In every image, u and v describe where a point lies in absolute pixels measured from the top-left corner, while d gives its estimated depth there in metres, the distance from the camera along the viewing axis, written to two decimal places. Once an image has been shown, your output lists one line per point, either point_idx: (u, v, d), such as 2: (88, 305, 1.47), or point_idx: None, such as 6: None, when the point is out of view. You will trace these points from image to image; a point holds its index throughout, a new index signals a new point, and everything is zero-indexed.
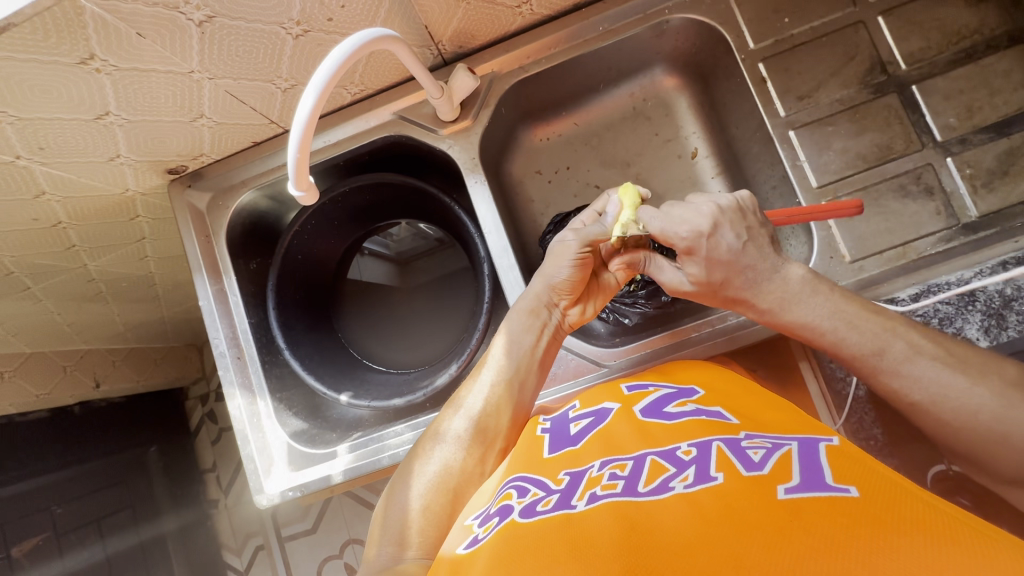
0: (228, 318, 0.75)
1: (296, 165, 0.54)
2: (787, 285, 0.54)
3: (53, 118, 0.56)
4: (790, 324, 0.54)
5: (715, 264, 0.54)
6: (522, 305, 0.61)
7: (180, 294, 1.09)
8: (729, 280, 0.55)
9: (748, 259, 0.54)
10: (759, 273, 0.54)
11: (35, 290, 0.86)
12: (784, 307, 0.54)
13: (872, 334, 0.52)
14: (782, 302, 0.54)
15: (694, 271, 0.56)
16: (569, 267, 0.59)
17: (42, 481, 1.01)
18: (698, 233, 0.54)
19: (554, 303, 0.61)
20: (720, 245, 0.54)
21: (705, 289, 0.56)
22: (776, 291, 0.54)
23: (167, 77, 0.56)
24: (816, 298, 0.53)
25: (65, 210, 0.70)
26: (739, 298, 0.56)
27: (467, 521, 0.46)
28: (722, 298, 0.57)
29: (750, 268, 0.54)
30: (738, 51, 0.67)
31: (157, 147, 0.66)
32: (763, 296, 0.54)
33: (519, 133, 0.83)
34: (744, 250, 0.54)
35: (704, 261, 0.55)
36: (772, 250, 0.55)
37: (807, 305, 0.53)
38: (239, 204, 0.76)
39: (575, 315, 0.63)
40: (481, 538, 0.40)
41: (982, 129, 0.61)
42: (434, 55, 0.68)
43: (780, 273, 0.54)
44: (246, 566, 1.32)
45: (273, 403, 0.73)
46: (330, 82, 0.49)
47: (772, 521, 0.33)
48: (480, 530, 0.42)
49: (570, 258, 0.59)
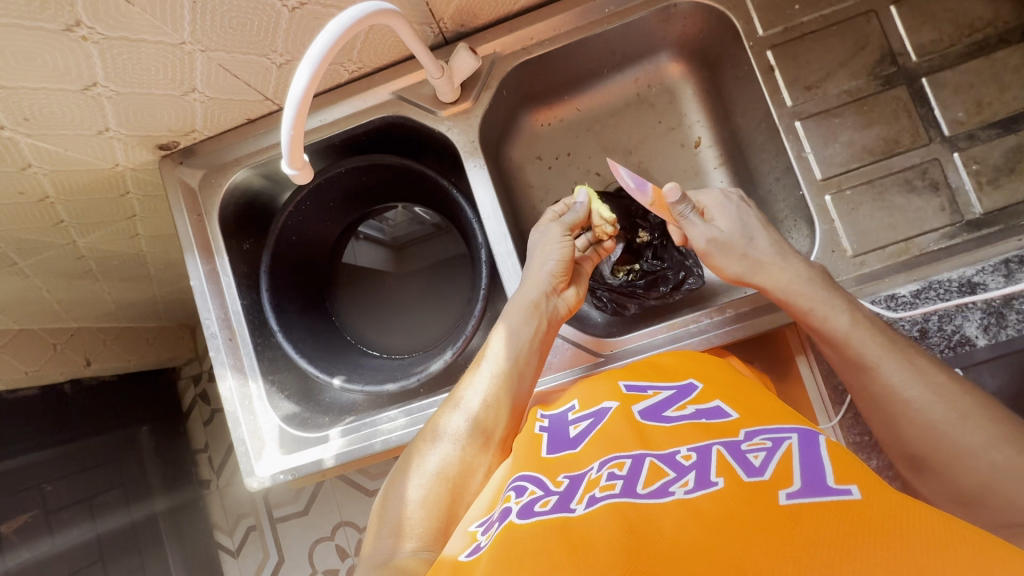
0: (220, 298, 0.73)
1: (290, 143, 0.53)
2: (807, 269, 0.56)
3: (38, 88, 0.54)
4: (805, 307, 0.55)
5: (740, 222, 0.59)
6: (524, 298, 0.61)
7: (172, 273, 1.08)
8: (752, 243, 0.58)
9: (766, 232, 0.59)
10: (780, 245, 0.58)
11: (22, 266, 0.84)
12: (785, 282, 0.56)
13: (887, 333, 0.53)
14: (798, 278, 0.56)
15: (727, 224, 0.59)
16: (560, 249, 0.62)
17: (31, 459, 1.00)
18: (729, 196, 0.61)
19: (552, 289, 0.62)
20: (744, 212, 0.60)
21: (729, 245, 0.58)
22: (780, 267, 0.57)
23: (157, 48, 0.55)
24: (816, 284, 0.55)
25: (53, 184, 0.68)
26: (761, 261, 0.57)
27: (468, 526, 0.45)
28: (743, 262, 0.58)
29: (770, 239, 0.58)
30: (746, 38, 0.66)
31: (147, 121, 0.64)
32: (771, 268, 0.57)
33: (520, 118, 0.81)
34: (762, 225, 0.59)
35: (733, 215, 0.60)
36: (773, 238, 0.58)
37: (804, 291, 0.55)
38: (233, 181, 0.74)
39: (570, 297, 0.64)
40: (482, 545, 0.40)
41: (991, 124, 0.60)
42: (434, 33, 0.66)
43: (784, 254, 0.57)
44: (237, 547, 1.32)
45: (266, 385, 0.72)
46: (325, 58, 0.48)
47: (774, 526, 0.32)
48: (481, 536, 0.41)
49: (559, 240, 0.62)
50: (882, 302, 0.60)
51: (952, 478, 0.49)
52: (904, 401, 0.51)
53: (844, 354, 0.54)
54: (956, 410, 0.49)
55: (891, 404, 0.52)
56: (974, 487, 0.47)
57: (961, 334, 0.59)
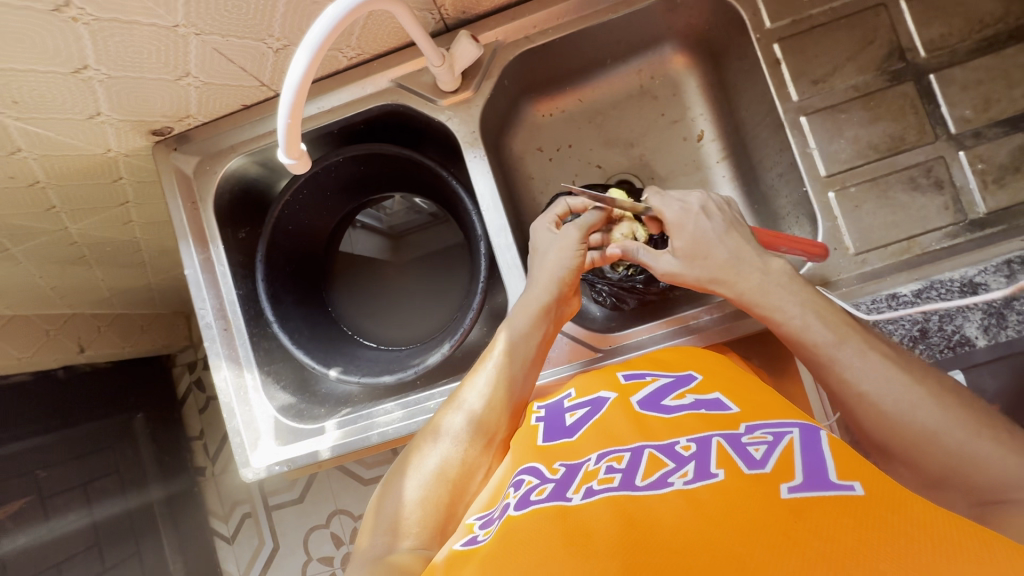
0: (215, 288, 0.72)
1: (286, 132, 0.52)
2: (766, 271, 0.56)
3: (27, 69, 0.53)
4: (765, 309, 0.55)
5: (699, 240, 0.56)
6: (532, 305, 0.60)
7: (166, 260, 1.06)
8: (708, 259, 0.56)
9: (727, 242, 0.56)
10: (741, 255, 0.56)
11: (14, 252, 0.83)
12: (762, 292, 0.55)
13: (836, 327, 0.52)
14: (761, 285, 0.55)
15: (683, 245, 0.57)
16: (572, 258, 0.60)
17: (25, 445, 1.00)
18: (688, 211, 0.57)
19: (558, 298, 0.61)
20: (706, 225, 0.57)
21: (690, 264, 0.57)
22: (757, 275, 0.55)
23: (151, 30, 0.53)
24: (792, 285, 0.55)
25: (43, 169, 0.66)
26: (718, 277, 0.56)
27: (468, 519, 0.45)
28: (702, 280, 0.57)
29: (729, 249, 0.56)
30: (753, 30, 0.64)
31: (139, 106, 0.63)
32: (744, 279, 0.55)
33: (522, 108, 0.80)
34: (725, 233, 0.57)
35: (691, 233, 0.56)
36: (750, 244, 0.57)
37: (781, 298, 0.54)
38: (228, 169, 0.73)
39: (573, 305, 0.63)
40: (480, 539, 0.39)
41: (998, 122, 0.59)
42: (436, 20, 0.65)
43: (765, 263, 0.56)
44: (233, 534, 1.33)
45: (261, 375, 0.72)
46: (324, 45, 0.47)
47: (775, 520, 0.32)
48: (478, 529, 0.41)
49: (572, 250, 0.60)
50: (882, 301, 0.60)
51: None
52: (858, 394, 0.50)
53: (801, 351, 0.53)
54: (906, 399, 0.48)
55: (847, 397, 0.51)
56: (935, 480, 0.46)
57: (961, 334, 0.59)
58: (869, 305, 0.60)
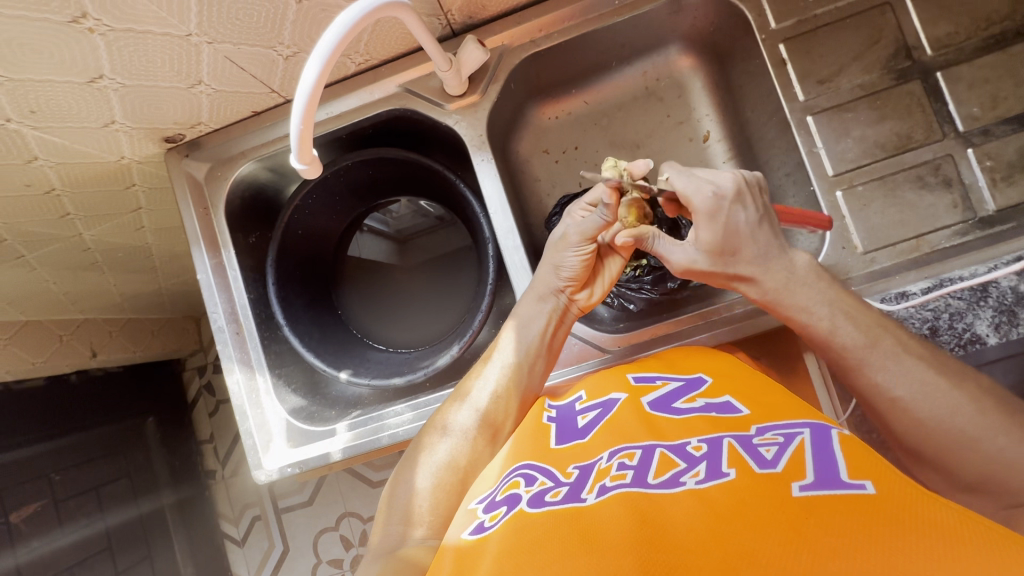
0: (227, 292, 0.73)
1: (298, 136, 0.53)
2: (793, 269, 0.54)
3: (44, 80, 0.54)
4: (790, 308, 0.54)
5: (731, 233, 0.53)
6: (531, 291, 0.61)
7: (177, 265, 1.07)
8: (741, 251, 0.54)
9: (758, 236, 0.53)
10: (770, 252, 0.54)
11: (29, 259, 0.84)
12: (786, 288, 0.54)
13: (868, 329, 0.52)
14: (785, 285, 0.54)
15: (709, 239, 0.54)
16: (574, 258, 0.59)
17: (38, 449, 1.01)
18: (721, 199, 0.52)
19: (560, 288, 0.61)
20: (740, 214, 0.53)
21: (716, 262, 0.55)
22: (781, 272, 0.54)
23: (164, 40, 0.54)
24: (818, 284, 0.54)
25: (58, 177, 0.68)
26: (744, 274, 0.55)
27: (470, 504, 0.46)
28: (727, 274, 0.55)
29: (760, 243, 0.53)
30: (758, 30, 0.65)
31: (153, 114, 0.64)
32: (768, 274, 0.54)
33: (527, 110, 0.80)
34: (757, 225, 0.53)
35: (722, 228, 0.53)
36: (780, 234, 0.55)
37: (805, 296, 0.53)
38: (238, 175, 0.74)
39: (583, 300, 0.62)
40: (487, 526, 0.40)
41: (1006, 119, 0.59)
42: (443, 25, 0.65)
43: (786, 256, 0.54)
44: (243, 537, 1.33)
45: (273, 378, 0.72)
46: (337, 49, 0.47)
47: (786, 516, 0.32)
48: (485, 516, 0.42)
49: (574, 249, 0.59)
50: (892, 299, 0.60)
51: (947, 479, 0.49)
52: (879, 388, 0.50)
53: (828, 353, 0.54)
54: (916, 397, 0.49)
55: (878, 401, 0.52)
56: None
57: (971, 333, 0.58)
58: (879, 303, 0.60)
